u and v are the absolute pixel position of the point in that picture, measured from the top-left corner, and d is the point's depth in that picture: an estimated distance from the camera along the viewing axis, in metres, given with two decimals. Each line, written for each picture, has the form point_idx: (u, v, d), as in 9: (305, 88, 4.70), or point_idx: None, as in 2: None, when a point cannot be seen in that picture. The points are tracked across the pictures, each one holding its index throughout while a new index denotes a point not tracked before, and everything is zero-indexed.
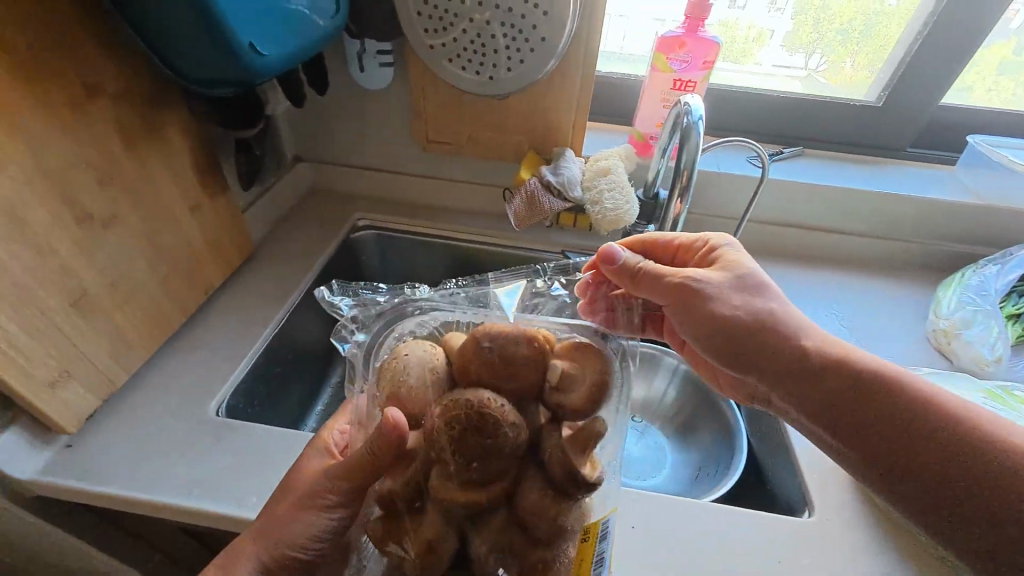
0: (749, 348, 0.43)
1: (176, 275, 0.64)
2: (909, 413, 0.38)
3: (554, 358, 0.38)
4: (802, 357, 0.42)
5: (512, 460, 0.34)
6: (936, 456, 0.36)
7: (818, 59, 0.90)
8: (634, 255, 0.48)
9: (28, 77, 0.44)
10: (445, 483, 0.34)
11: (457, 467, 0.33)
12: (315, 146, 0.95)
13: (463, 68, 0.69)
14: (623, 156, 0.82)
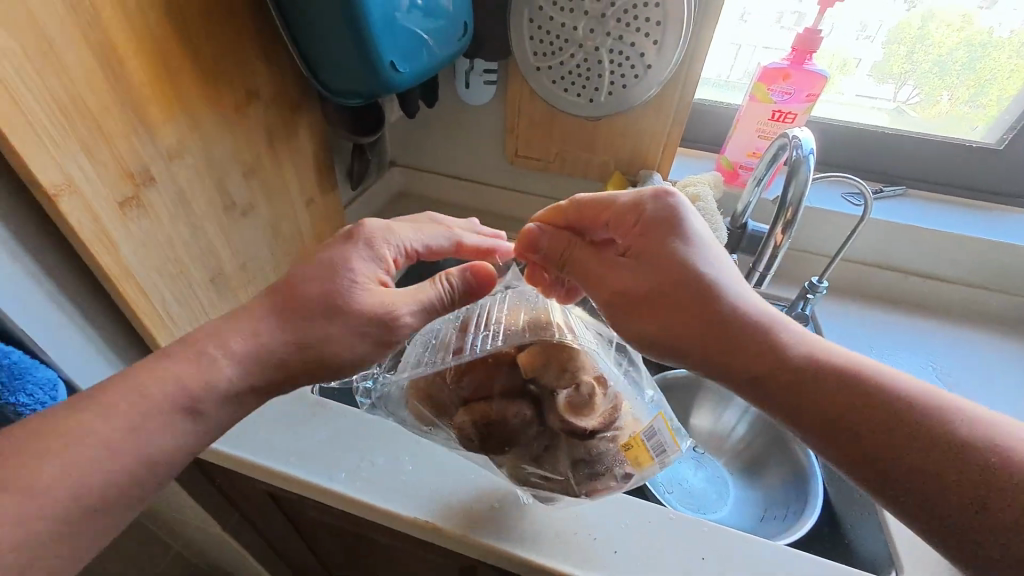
0: (701, 335, 0.40)
1: (289, 261, 0.71)
2: (882, 403, 0.36)
3: (520, 354, 0.46)
4: (761, 341, 0.39)
5: (529, 430, 0.46)
6: (905, 450, 0.34)
7: (908, 91, 0.85)
8: (559, 239, 0.49)
9: (211, 83, 0.52)
10: (505, 458, 0.47)
11: (498, 452, 0.47)
12: (409, 152, 1.01)
13: (565, 90, 0.72)
14: (711, 183, 0.82)
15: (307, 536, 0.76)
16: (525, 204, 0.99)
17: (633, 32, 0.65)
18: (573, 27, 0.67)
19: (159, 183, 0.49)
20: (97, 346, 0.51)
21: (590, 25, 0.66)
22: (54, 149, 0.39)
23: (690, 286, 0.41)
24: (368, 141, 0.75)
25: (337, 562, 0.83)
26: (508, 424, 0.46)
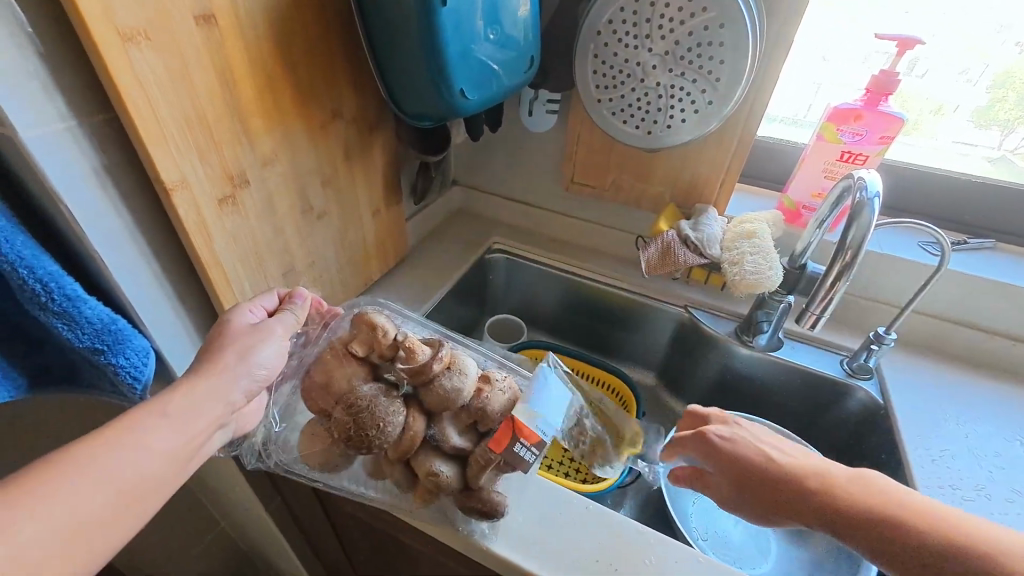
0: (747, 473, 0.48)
1: (351, 264, 0.78)
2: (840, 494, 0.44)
3: (350, 345, 0.54)
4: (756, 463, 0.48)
5: (394, 405, 0.51)
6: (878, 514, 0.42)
7: (1017, 138, 0.79)
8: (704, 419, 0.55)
9: (304, 102, 0.59)
10: (397, 446, 0.51)
11: (380, 441, 0.50)
12: (471, 173, 1.07)
13: (624, 121, 0.74)
14: (772, 221, 0.79)
15: (338, 525, 0.80)
16: (578, 230, 1.02)
17: (696, 69, 0.67)
18: (636, 62, 0.69)
19: (252, 185, 0.56)
20: (184, 323, 0.58)
21: (653, 60, 0.68)
22: (176, 151, 0.47)
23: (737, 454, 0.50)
24: (434, 160, 0.81)
25: (362, 555, 0.86)
26: (375, 408, 0.50)
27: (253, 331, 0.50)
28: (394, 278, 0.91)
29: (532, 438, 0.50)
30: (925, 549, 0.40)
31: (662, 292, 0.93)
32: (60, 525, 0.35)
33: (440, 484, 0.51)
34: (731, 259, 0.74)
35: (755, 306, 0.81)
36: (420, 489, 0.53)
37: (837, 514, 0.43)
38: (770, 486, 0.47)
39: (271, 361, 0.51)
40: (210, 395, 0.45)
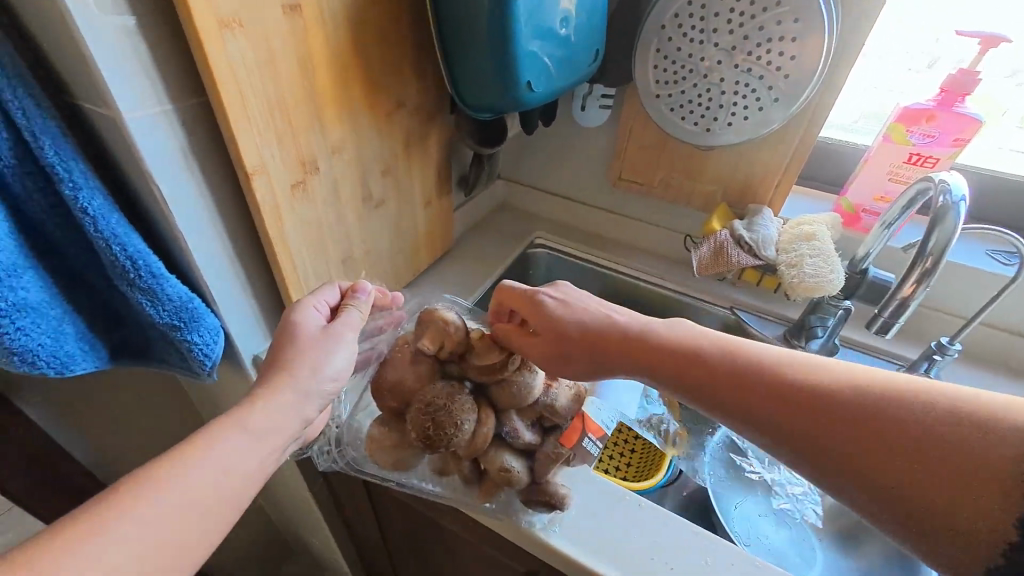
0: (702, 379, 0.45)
1: (402, 253, 0.79)
2: (821, 393, 0.40)
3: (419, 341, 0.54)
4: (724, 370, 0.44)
5: (467, 403, 0.52)
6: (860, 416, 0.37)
7: None
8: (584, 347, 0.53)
9: (372, 91, 0.60)
10: (470, 445, 0.53)
11: (457, 441, 0.51)
12: (515, 167, 1.07)
13: (683, 117, 0.73)
14: (830, 224, 0.77)
15: (380, 510, 0.81)
16: (622, 227, 1.01)
17: (764, 65, 0.65)
18: (701, 57, 0.67)
19: (321, 172, 0.57)
20: (252, 305, 0.60)
21: (719, 55, 0.66)
22: (259, 136, 0.48)
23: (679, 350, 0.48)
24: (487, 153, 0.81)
25: (400, 540, 0.88)
26: (454, 408, 0.51)
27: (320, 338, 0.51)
28: (439, 269, 0.92)
29: (599, 432, 0.57)
30: (907, 447, 0.35)
31: (708, 293, 0.92)
32: (149, 538, 0.36)
33: (511, 479, 0.53)
34: (788, 262, 0.72)
35: (807, 310, 0.79)
36: (488, 484, 0.55)
37: (824, 437, 0.38)
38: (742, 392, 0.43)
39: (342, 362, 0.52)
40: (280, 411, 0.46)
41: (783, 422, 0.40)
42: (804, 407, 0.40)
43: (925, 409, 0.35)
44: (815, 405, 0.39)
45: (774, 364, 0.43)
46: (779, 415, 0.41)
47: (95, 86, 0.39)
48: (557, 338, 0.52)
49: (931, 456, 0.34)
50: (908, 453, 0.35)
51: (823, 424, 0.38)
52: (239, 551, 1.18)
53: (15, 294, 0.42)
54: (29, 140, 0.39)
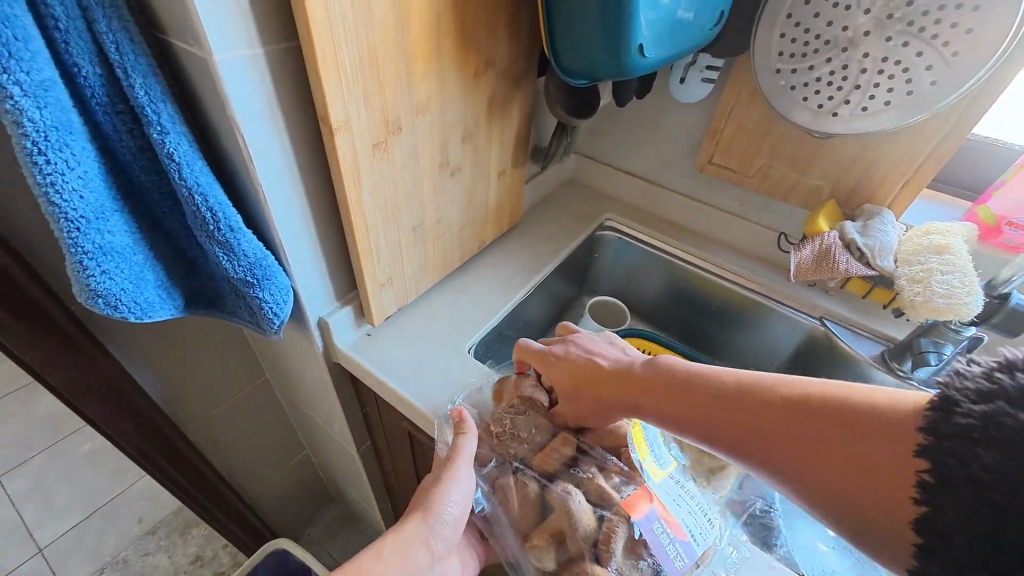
0: (656, 392, 0.50)
1: (470, 226, 0.75)
2: (763, 402, 0.43)
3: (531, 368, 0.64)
4: (677, 382, 0.49)
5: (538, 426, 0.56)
6: (790, 417, 0.41)
7: None
8: (576, 389, 0.56)
9: (464, 48, 0.54)
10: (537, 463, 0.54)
11: (523, 452, 0.55)
12: (591, 140, 1.00)
13: (805, 97, 0.64)
14: (967, 236, 0.66)
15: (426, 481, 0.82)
16: (704, 216, 0.92)
17: (925, 40, 0.54)
18: (843, 26, 0.57)
19: (404, 134, 0.53)
20: (322, 267, 0.59)
21: (867, 25, 0.56)
22: (346, 89, 0.44)
23: (641, 376, 0.52)
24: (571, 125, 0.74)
25: None
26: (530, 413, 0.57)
27: (437, 474, 0.53)
28: (503, 245, 0.88)
29: (676, 531, 0.48)
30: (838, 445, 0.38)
31: (795, 299, 0.83)
32: None
33: (570, 521, 0.50)
34: (911, 277, 0.63)
35: (916, 333, 0.70)
36: (543, 521, 0.52)
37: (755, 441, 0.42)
38: (689, 399, 0.47)
39: (459, 506, 0.51)
40: (411, 543, 0.48)
41: (722, 430, 0.45)
42: (749, 417, 0.43)
43: (842, 405, 0.39)
44: (746, 413, 0.43)
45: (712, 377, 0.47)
46: (716, 426, 0.45)
47: (189, 23, 0.36)
48: (567, 375, 0.57)
49: (850, 443, 0.38)
50: (827, 439, 0.39)
51: (755, 429, 0.43)
52: (284, 494, 1.24)
53: (100, 237, 0.42)
54: (121, 77, 0.38)
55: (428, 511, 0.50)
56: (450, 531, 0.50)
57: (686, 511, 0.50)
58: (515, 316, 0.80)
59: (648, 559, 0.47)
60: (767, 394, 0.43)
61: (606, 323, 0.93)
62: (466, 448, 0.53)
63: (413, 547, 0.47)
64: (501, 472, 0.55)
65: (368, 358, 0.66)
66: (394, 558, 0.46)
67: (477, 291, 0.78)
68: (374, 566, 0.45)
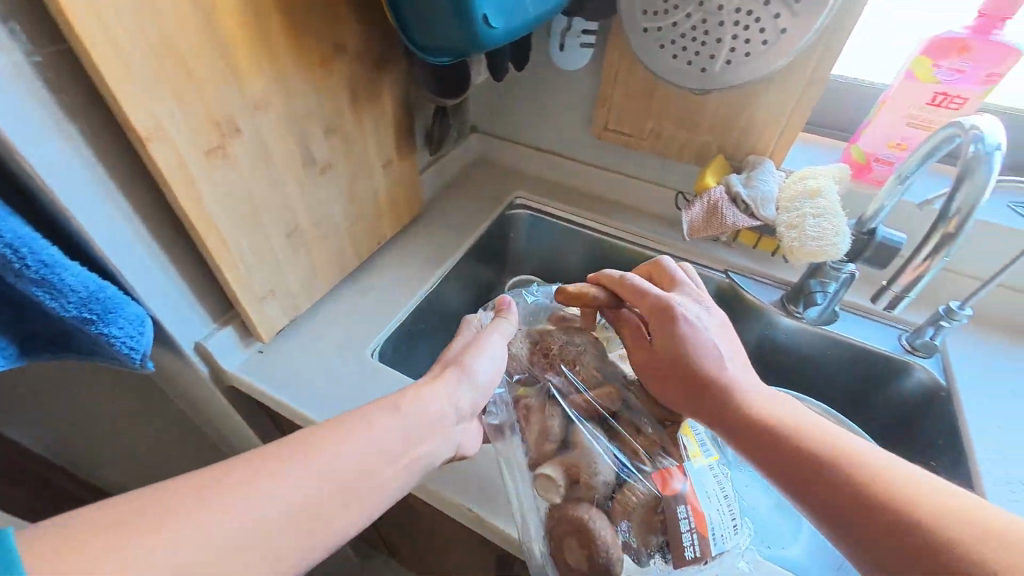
0: (751, 433, 0.44)
1: (362, 222, 0.72)
2: (877, 492, 0.37)
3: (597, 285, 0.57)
4: (785, 435, 0.43)
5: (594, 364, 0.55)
6: (900, 524, 0.35)
7: None
8: (666, 369, 0.50)
9: (297, 33, 0.50)
10: (579, 402, 0.53)
11: (564, 382, 0.55)
12: (491, 117, 0.97)
13: (674, 56, 0.63)
14: (837, 177, 0.68)
15: None
16: (610, 183, 0.92)
17: None
18: None
19: (244, 134, 0.49)
20: (182, 289, 0.54)
21: None
22: (148, 94, 0.40)
23: (749, 413, 0.45)
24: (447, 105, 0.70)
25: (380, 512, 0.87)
26: (581, 353, 0.55)
27: (469, 342, 0.55)
28: (407, 235, 0.85)
29: (702, 528, 0.44)
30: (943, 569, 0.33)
31: (699, 254, 0.84)
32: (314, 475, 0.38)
33: (594, 472, 0.49)
34: (788, 223, 0.64)
35: (806, 275, 0.73)
36: (559, 456, 0.51)
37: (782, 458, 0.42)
38: (788, 455, 0.41)
39: (488, 374, 0.52)
40: (436, 401, 0.47)
41: (811, 495, 0.39)
42: (847, 502, 0.37)
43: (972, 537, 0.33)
44: (841, 493, 0.38)
45: (779, 410, 0.45)
46: (803, 489, 0.40)
47: None
48: (663, 351, 0.50)
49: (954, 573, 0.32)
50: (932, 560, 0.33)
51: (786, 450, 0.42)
52: None
53: None
54: None
55: (458, 372, 0.50)
56: (477, 395, 0.51)
57: (718, 507, 0.46)
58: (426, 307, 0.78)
59: (658, 537, 0.46)
60: (828, 442, 0.41)
61: None
62: (501, 327, 0.56)
63: (438, 398, 0.48)
64: (532, 394, 0.55)
65: (259, 378, 0.62)
66: (414, 415, 0.45)
67: (379, 291, 0.75)
68: (392, 417, 0.44)
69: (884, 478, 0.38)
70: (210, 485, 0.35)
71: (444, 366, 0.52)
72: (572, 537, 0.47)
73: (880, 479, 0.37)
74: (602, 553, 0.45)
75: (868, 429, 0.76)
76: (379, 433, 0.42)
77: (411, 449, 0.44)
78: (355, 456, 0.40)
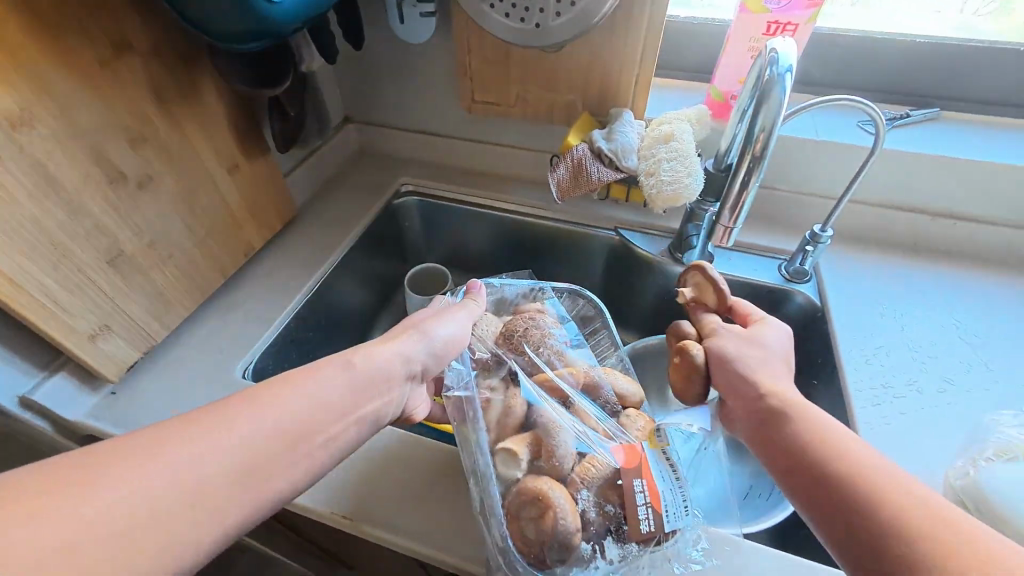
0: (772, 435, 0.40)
1: (215, 236, 0.66)
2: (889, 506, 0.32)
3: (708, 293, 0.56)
4: (806, 436, 0.38)
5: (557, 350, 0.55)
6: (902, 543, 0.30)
7: None
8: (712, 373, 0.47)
9: (51, 34, 0.44)
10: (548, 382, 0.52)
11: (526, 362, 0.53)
12: (363, 106, 0.92)
13: (506, 14, 0.64)
14: (694, 119, 0.68)
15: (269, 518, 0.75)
16: (494, 157, 0.90)
17: None
18: None
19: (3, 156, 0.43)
20: None
21: None
22: None
23: (774, 413, 0.41)
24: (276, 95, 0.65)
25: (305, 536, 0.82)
26: (546, 336, 0.55)
27: (433, 313, 0.54)
28: (284, 243, 0.80)
29: (655, 501, 0.42)
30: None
31: (588, 216, 0.84)
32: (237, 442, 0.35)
33: (556, 446, 0.46)
34: (646, 170, 0.64)
35: (684, 221, 0.74)
36: (525, 432, 0.48)
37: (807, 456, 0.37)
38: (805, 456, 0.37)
39: (450, 336, 0.52)
40: (391, 356, 0.47)
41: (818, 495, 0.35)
42: (851, 508, 0.33)
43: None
44: (851, 501, 0.33)
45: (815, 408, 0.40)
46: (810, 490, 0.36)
47: None
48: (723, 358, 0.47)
49: None
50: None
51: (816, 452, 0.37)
52: None
53: None
54: None
55: (420, 332, 0.50)
56: (433, 356, 0.50)
57: (671, 484, 0.44)
58: (309, 315, 0.74)
59: (613, 508, 0.43)
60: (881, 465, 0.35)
61: (429, 290, 0.89)
62: (470, 306, 0.55)
63: (391, 356, 0.47)
64: (495, 374, 0.53)
65: (110, 422, 0.56)
66: (366, 371, 0.44)
67: (251, 306, 0.71)
68: (339, 373, 0.42)
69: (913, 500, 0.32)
70: (130, 447, 0.32)
71: (403, 329, 0.51)
72: (530, 508, 0.43)
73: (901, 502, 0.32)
74: (561, 522, 0.41)
75: None
76: (320, 388, 0.40)
77: (356, 404, 0.42)
78: (286, 414, 0.37)
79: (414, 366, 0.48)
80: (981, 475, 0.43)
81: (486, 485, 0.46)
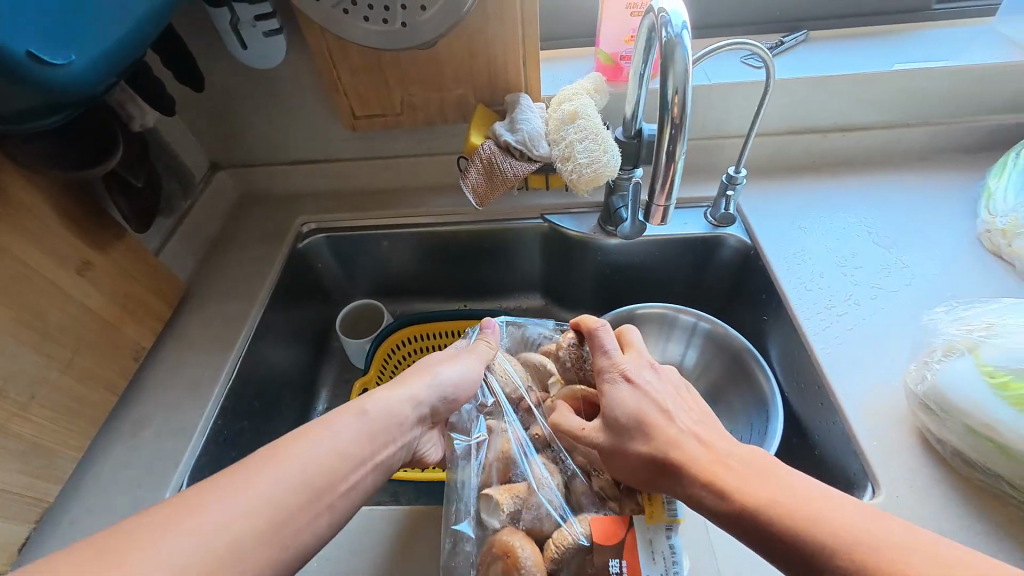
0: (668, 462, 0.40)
1: (90, 354, 0.54)
2: (767, 494, 0.35)
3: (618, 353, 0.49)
4: (682, 446, 0.41)
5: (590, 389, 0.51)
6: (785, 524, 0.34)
7: None
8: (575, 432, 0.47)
9: None
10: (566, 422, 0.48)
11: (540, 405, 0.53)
12: (228, 148, 0.80)
13: (366, 18, 0.58)
14: (592, 90, 0.65)
15: None
16: (395, 171, 0.81)
17: None
18: None
19: None
20: None
21: None
22: None
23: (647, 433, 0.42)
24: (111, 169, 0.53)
25: None
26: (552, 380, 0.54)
27: (450, 350, 0.53)
28: (181, 331, 0.68)
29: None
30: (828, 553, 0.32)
31: (513, 210, 0.79)
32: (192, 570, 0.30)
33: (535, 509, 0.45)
34: (561, 156, 0.61)
35: (608, 193, 0.71)
36: (515, 482, 0.47)
37: (782, 529, 0.34)
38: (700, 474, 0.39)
39: (459, 380, 0.50)
40: (400, 399, 0.45)
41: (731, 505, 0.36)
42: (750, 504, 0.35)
43: (838, 521, 0.33)
44: (750, 492, 0.36)
45: (686, 430, 0.42)
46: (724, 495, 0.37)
47: None
48: (609, 421, 0.45)
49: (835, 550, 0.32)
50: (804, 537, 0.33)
51: (773, 502, 0.35)
52: None
53: None
54: None
55: (427, 375, 0.48)
56: (439, 401, 0.48)
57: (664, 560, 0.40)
58: (238, 404, 0.64)
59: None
60: (735, 462, 0.39)
61: (366, 330, 0.81)
62: (487, 349, 0.54)
63: (400, 407, 0.45)
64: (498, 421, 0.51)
65: None
66: (378, 416, 0.43)
67: (164, 416, 0.60)
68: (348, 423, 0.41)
69: (771, 477, 0.37)
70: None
71: (415, 366, 0.50)
72: (495, 564, 0.42)
73: (765, 487, 0.36)
74: None
75: (717, 306, 0.79)
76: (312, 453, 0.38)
77: (372, 450, 0.41)
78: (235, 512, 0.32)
79: (419, 412, 0.47)
80: (939, 378, 0.47)
81: (465, 532, 0.46)
